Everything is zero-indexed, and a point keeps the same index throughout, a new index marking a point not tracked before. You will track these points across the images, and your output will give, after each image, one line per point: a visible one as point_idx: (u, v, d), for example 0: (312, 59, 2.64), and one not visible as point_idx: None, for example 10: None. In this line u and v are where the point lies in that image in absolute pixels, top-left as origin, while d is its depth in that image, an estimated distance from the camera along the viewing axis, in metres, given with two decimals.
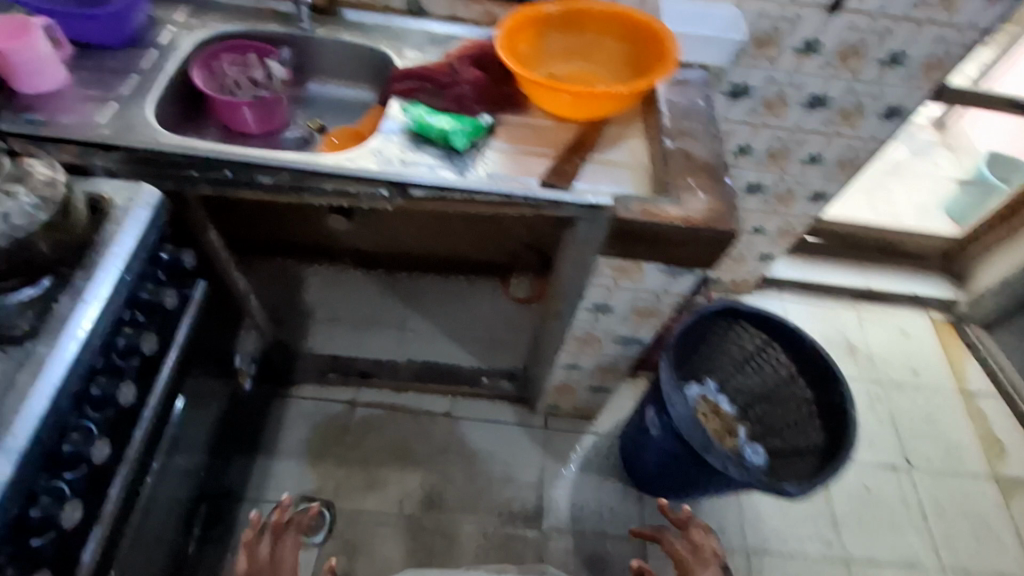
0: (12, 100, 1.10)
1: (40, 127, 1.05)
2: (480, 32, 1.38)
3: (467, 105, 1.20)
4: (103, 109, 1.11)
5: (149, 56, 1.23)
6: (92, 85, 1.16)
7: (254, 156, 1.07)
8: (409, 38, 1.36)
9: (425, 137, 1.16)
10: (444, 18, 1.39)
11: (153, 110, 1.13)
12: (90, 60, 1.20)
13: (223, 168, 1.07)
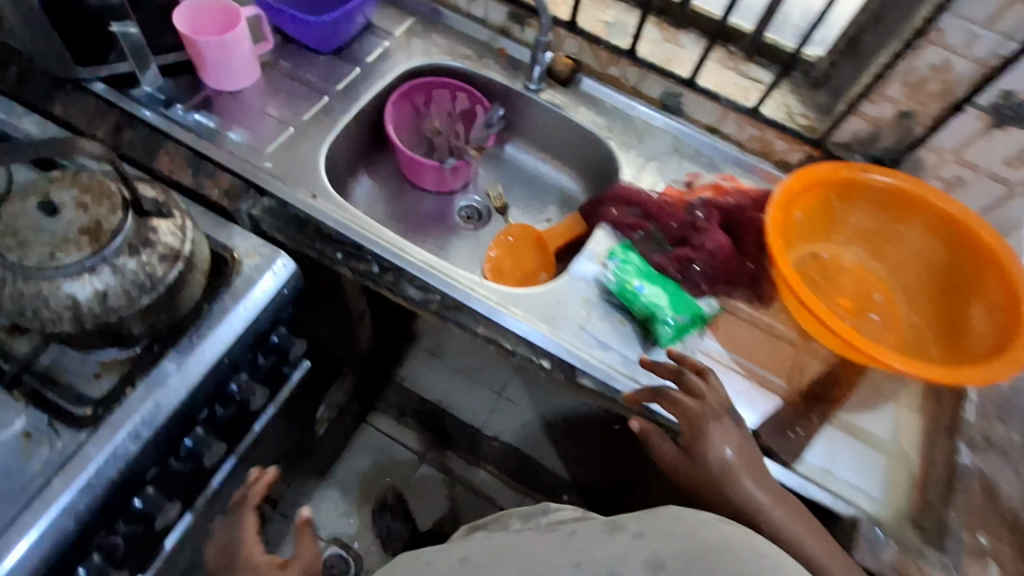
0: (194, 93, 0.97)
1: (208, 144, 0.91)
2: (739, 162, 1.05)
3: (691, 277, 0.88)
4: (280, 138, 0.95)
5: (350, 75, 1.04)
6: (279, 97, 1.00)
7: (417, 266, 0.86)
8: (648, 143, 1.06)
9: (625, 305, 0.86)
10: (701, 128, 1.07)
11: (327, 152, 0.97)
12: (289, 62, 1.03)
13: (374, 263, 0.86)
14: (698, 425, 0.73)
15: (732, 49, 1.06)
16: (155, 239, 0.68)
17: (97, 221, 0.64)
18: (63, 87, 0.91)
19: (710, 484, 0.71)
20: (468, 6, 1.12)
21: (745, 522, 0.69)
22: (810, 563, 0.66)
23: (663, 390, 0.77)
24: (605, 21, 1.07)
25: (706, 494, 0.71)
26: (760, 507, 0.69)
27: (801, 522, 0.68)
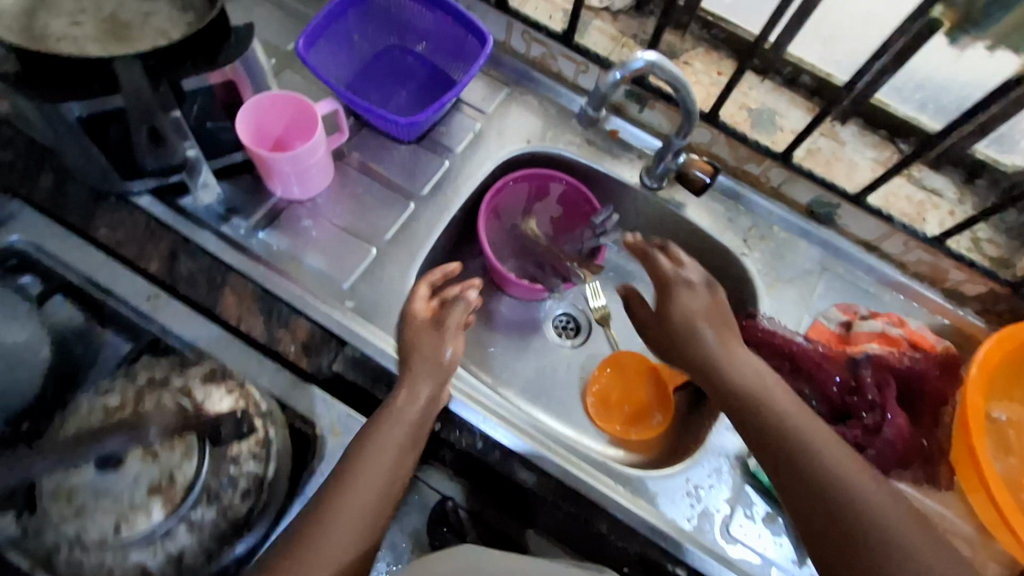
0: (257, 202, 0.81)
1: (278, 278, 0.76)
2: (901, 290, 0.88)
3: None
4: (362, 265, 0.80)
5: (438, 172, 0.87)
6: (356, 203, 0.84)
7: (531, 446, 0.73)
8: (789, 261, 0.88)
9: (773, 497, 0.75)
10: (856, 243, 0.88)
11: (413, 278, 0.81)
12: (365, 154, 0.87)
13: (478, 438, 0.74)
14: (719, 369, 0.71)
15: (905, 147, 0.86)
16: (236, 476, 0.58)
17: (171, 475, 0.56)
18: (106, 201, 0.77)
19: (776, 440, 0.64)
20: (575, 76, 0.92)
21: (808, 476, 0.61)
22: (847, 492, 0.59)
23: (751, 372, 0.70)
24: (749, 108, 0.87)
25: (732, 409, 0.69)
26: (821, 452, 0.62)
27: (854, 476, 0.60)
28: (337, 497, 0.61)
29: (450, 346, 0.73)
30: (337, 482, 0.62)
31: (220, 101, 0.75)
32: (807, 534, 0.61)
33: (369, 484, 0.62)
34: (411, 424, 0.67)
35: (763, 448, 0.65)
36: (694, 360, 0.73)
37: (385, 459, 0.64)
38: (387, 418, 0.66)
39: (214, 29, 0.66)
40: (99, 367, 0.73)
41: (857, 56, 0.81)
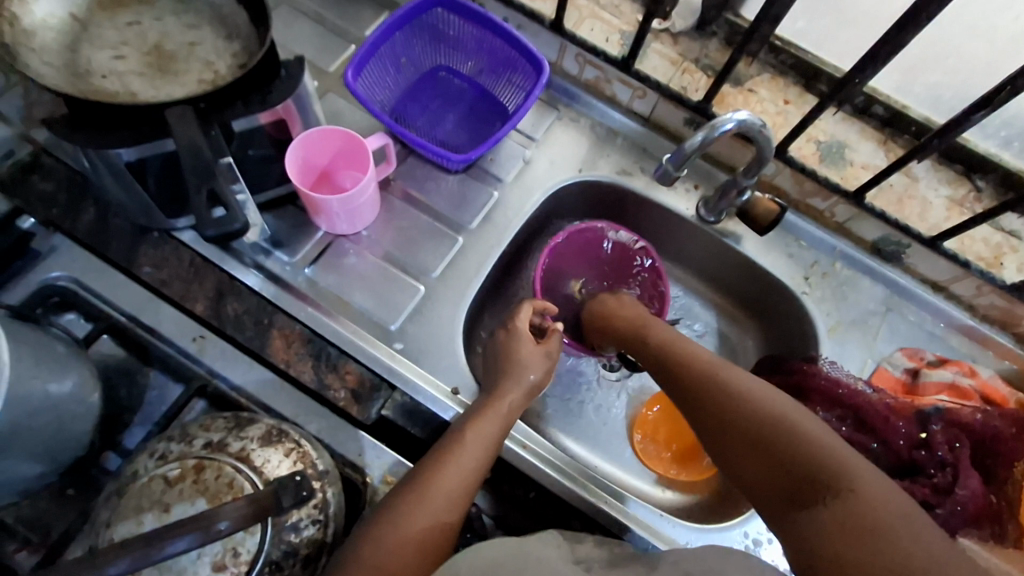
0: (303, 236, 0.79)
1: (326, 320, 0.75)
2: (970, 334, 0.83)
3: None
4: (410, 305, 0.78)
5: (486, 204, 0.84)
6: (403, 236, 0.82)
7: (582, 495, 0.72)
8: (853, 302, 0.84)
9: None
10: (923, 283, 0.84)
11: (463, 316, 0.79)
12: (410, 183, 0.85)
13: (532, 489, 0.76)
14: (716, 379, 0.66)
15: (982, 185, 0.81)
16: (297, 543, 0.56)
17: (234, 546, 0.53)
18: (150, 237, 0.75)
19: (763, 443, 0.60)
20: (630, 101, 0.87)
21: (806, 469, 0.57)
22: (844, 492, 0.53)
23: (732, 376, 0.66)
24: (818, 141, 0.83)
25: (722, 423, 0.64)
26: (821, 451, 0.57)
27: (855, 475, 0.54)
28: (422, 497, 0.59)
29: (536, 370, 0.72)
30: (425, 485, 0.60)
31: (269, 135, 0.70)
32: (805, 536, 0.53)
33: (455, 488, 0.60)
34: (493, 438, 0.64)
35: (757, 452, 0.61)
36: (686, 373, 0.69)
37: (471, 468, 0.61)
38: (474, 430, 0.64)
39: (265, 65, 0.63)
40: (143, 409, 0.72)
41: (939, 90, 0.77)
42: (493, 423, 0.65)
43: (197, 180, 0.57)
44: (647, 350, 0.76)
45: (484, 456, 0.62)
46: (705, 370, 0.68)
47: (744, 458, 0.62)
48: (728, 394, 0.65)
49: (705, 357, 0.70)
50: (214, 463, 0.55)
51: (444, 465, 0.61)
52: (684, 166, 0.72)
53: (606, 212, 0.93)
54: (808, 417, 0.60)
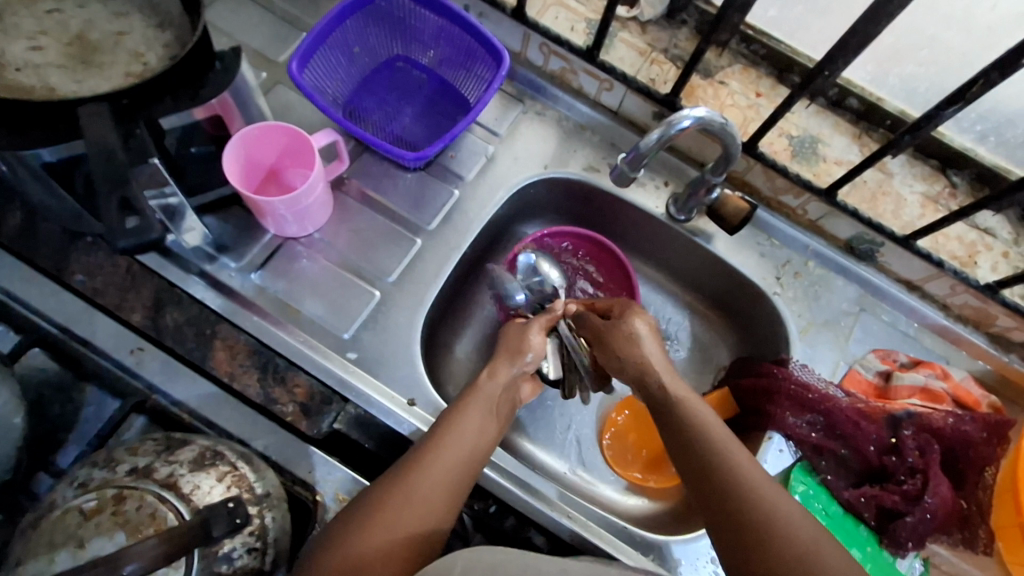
0: (250, 239, 0.75)
1: (275, 330, 0.71)
2: (944, 334, 0.81)
3: (893, 535, 0.68)
4: (365, 311, 0.74)
5: (446, 204, 0.80)
6: (358, 238, 0.78)
7: (540, 509, 0.70)
8: (825, 301, 0.81)
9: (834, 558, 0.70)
10: (896, 281, 0.81)
11: (422, 322, 0.75)
12: (365, 182, 0.81)
13: (492, 502, 0.72)
14: (720, 461, 0.55)
15: (957, 180, 0.79)
16: (228, 575, 0.52)
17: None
18: (82, 242, 0.70)
19: (768, 546, 0.49)
20: (597, 93, 0.83)
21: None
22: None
23: (746, 464, 0.55)
24: (790, 135, 0.80)
25: (722, 517, 0.52)
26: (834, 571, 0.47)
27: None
28: (367, 525, 0.53)
29: (534, 346, 0.69)
30: (374, 510, 0.54)
31: (207, 133, 0.70)
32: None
33: (405, 515, 0.54)
34: (453, 464, 0.58)
35: (761, 564, 0.49)
36: (690, 442, 0.58)
37: (425, 494, 0.55)
38: (431, 456, 0.57)
39: (196, 55, 0.57)
40: (78, 427, 0.68)
41: (914, 82, 0.74)
42: (455, 444, 0.59)
43: (111, 186, 0.53)
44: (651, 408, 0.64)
45: (443, 485, 0.56)
46: (712, 445, 0.56)
47: (741, 563, 0.50)
48: (744, 483, 0.53)
49: (708, 420, 0.59)
50: (136, 492, 0.52)
51: (392, 492, 0.55)
52: (640, 165, 0.68)
53: (574, 209, 0.89)
54: (821, 532, 0.49)
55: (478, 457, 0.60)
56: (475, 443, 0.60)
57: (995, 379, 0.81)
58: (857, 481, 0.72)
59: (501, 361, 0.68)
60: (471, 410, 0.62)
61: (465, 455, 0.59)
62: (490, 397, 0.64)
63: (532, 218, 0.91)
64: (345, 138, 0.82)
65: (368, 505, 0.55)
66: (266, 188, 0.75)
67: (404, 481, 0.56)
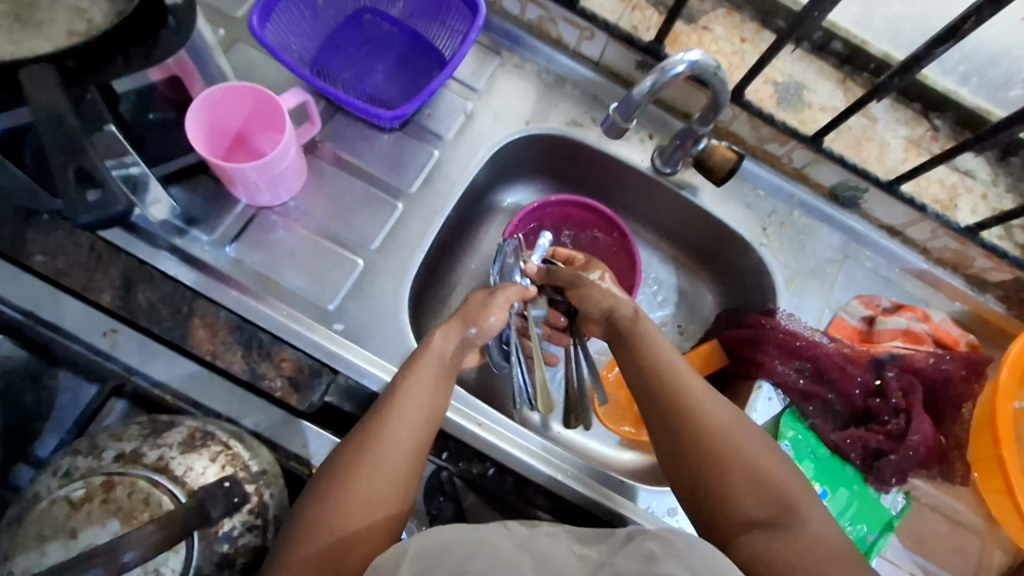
0: (221, 210, 0.71)
1: (255, 304, 0.68)
2: (923, 275, 0.82)
3: (879, 471, 0.71)
4: (349, 282, 0.72)
5: (426, 164, 0.77)
6: (337, 205, 0.74)
7: (544, 470, 0.71)
8: (811, 250, 0.82)
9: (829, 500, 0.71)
10: (878, 227, 0.82)
11: (409, 288, 0.73)
12: (339, 145, 0.77)
13: (490, 464, 0.72)
14: (680, 388, 0.59)
15: (939, 124, 0.79)
16: (230, 554, 0.52)
17: (155, 569, 0.49)
18: (38, 220, 0.65)
19: (721, 455, 0.55)
20: (578, 43, 0.79)
21: (766, 484, 0.54)
22: (799, 522, 0.52)
23: (701, 391, 0.59)
24: (776, 82, 0.78)
25: (676, 436, 0.58)
26: (778, 475, 0.55)
27: (805, 507, 0.53)
28: (341, 500, 0.52)
29: (487, 313, 0.67)
30: (345, 487, 0.52)
31: (166, 96, 0.64)
32: (759, 557, 0.51)
33: (377, 488, 0.53)
34: (409, 445, 0.56)
35: (716, 475, 0.55)
36: (685, 426, 0.58)
37: (390, 466, 0.54)
38: (389, 434, 0.55)
39: (144, 12, 0.53)
40: (54, 415, 0.65)
41: (901, 22, 0.72)
42: (411, 409, 0.57)
43: (64, 157, 0.49)
44: (631, 354, 0.65)
45: (408, 449, 0.55)
46: (706, 417, 0.57)
47: (689, 467, 0.56)
48: (696, 405, 0.58)
49: (668, 350, 0.63)
50: (126, 478, 0.50)
51: (358, 462, 0.53)
52: (633, 115, 0.66)
53: (556, 165, 0.87)
54: (763, 447, 0.56)
55: (434, 423, 0.59)
56: (431, 412, 0.59)
57: (972, 319, 0.83)
58: (844, 424, 0.74)
59: (452, 325, 0.66)
60: (422, 376, 0.60)
61: (425, 420, 0.58)
62: (439, 360, 0.62)
63: (514, 179, 0.88)
64: (314, 98, 0.77)
65: (329, 495, 0.52)
66: (234, 155, 0.71)
67: (368, 454, 0.54)
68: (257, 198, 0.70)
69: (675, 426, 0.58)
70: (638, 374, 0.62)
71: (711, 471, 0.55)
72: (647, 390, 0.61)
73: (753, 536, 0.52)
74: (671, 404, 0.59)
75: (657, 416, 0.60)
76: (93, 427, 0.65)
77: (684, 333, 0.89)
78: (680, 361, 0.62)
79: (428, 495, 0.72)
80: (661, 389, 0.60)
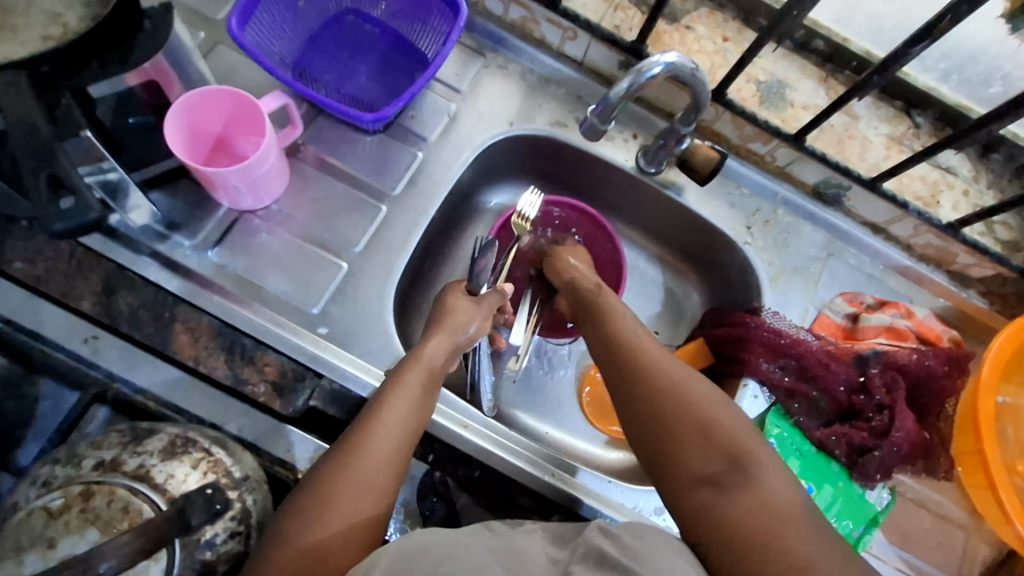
0: (203, 215, 0.70)
1: (238, 309, 0.67)
2: (906, 271, 0.83)
3: (863, 468, 0.71)
4: (332, 286, 0.71)
5: (410, 166, 0.77)
6: (320, 208, 0.74)
7: (531, 472, 0.70)
8: (795, 248, 0.82)
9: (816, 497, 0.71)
10: (862, 224, 0.82)
11: (393, 290, 0.73)
12: (322, 147, 0.76)
13: (476, 467, 0.73)
14: (636, 359, 0.60)
15: (920, 121, 0.79)
16: (212, 561, 0.52)
17: None
18: (16, 227, 0.64)
19: (675, 423, 0.55)
20: (561, 43, 0.79)
21: (711, 438, 0.54)
22: (748, 479, 0.51)
23: (655, 357, 0.60)
24: (758, 80, 0.79)
25: (632, 402, 0.59)
26: (726, 430, 0.54)
27: (756, 464, 0.52)
28: (321, 511, 0.51)
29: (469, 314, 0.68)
30: (325, 496, 0.52)
31: (144, 102, 0.64)
32: (709, 519, 0.50)
33: (359, 497, 0.53)
34: (390, 453, 0.55)
35: (668, 438, 0.55)
36: (637, 391, 0.58)
37: (373, 475, 0.54)
38: (372, 440, 0.55)
39: (117, 18, 0.52)
40: (36, 423, 0.66)
41: (880, 20, 0.73)
42: (397, 416, 0.57)
43: (37, 164, 0.49)
44: (592, 337, 0.66)
45: (390, 455, 0.55)
46: (660, 380, 0.58)
47: (646, 441, 0.57)
48: (651, 369, 0.59)
49: (629, 330, 0.64)
50: (104, 487, 0.49)
51: (343, 469, 0.53)
52: (611, 117, 0.67)
53: (541, 166, 0.87)
54: (717, 408, 0.56)
55: (417, 430, 0.59)
56: (414, 418, 0.59)
57: (955, 315, 0.83)
58: (828, 421, 0.75)
59: (433, 325, 0.66)
60: (409, 383, 0.60)
61: (408, 425, 0.58)
62: (427, 369, 0.62)
63: (499, 181, 0.88)
64: (297, 102, 0.77)
65: (311, 503, 0.52)
66: (216, 159, 0.71)
67: (351, 460, 0.54)
68: (237, 202, 0.70)
69: (630, 394, 0.59)
70: (598, 345, 0.65)
71: (665, 435, 0.55)
72: (608, 363, 0.62)
73: (703, 497, 0.52)
74: (628, 371, 0.60)
75: (617, 386, 0.61)
76: (75, 435, 0.65)
77: (671, 331, 0.89)
78: (639, 338, 0.63)
79: (420, 495, 0.71)
80: (615, 357, 0.62)
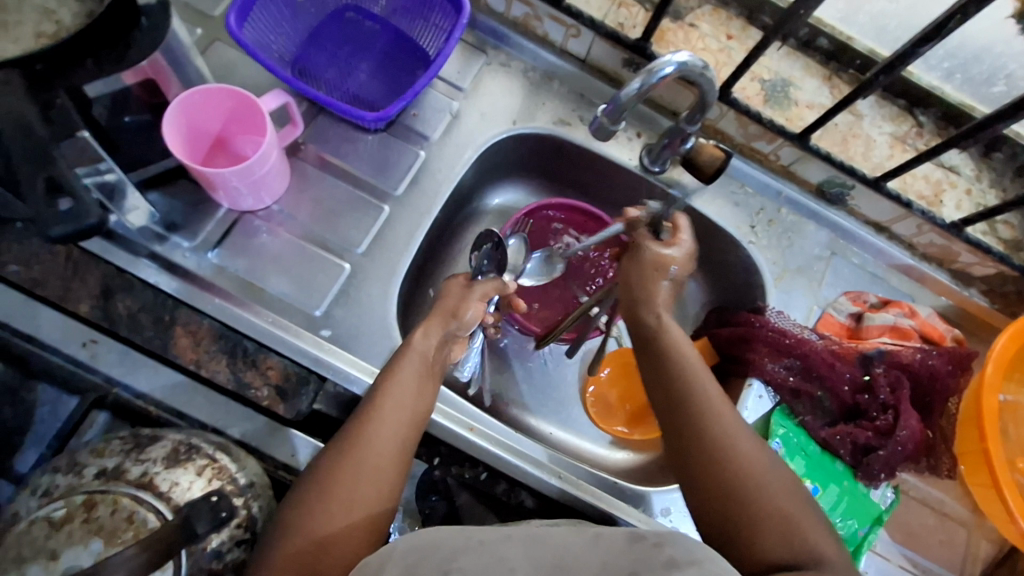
0: (201, 215, 0.69)
1: (240, 311, 0.66)
2: (909, 270, 0.83)
3: (867, 467, 0.71)
4: (335, 287, 0.70)
5: (413, 165, 0.76)
6: (321, 208, 0.73)
7: (536, 476, 0.69)
8: (798, 247, 0.82)
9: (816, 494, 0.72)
10: (865, 223, 0.82)
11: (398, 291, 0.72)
12: (323, 147, 0.75)
13: (482, 469, 0.73)
14: (706, 423, 0.54)
15: (923, 120, 0.79)
16: (218, 569, 0.51)
17: None
18: (12, 229, 0.62)
19: (746, 504, 0.50)
20: (564, 40, 0.78)
21: (787, 524, 0.49)
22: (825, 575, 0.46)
23: (729, 422, 0.54)
24: (763, 79, 0.78)
25: (700, 471, 0.53)
26: (793, 510, 0.50)
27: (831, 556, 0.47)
28: (321, 499, 0.51)
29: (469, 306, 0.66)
30: (325, 486, 0.52)
31: (141, 100, 0.65)
32: None
33: (360, 487, 0.52)
34: (390, 445, 0.55)
35: (738, 513, 0.50)
36: (708, 460, 0.53)
37: (370, 464, 0.53)
38: (371, 432, 0.54)
39: (116, 13, 0.51)
40: (34, 428, 0.63)
41: (885, 19, 0.73)
42: (393, 411, 0.56)
43: (32, 167, 0.47)
44: (651, 380, 0.60)
45: (390, 448, 0.54)
46: (731, 449, 0.52)
47: (713, 518, 0.51)
48: (723, 436, 0.53)
49: (698, 373, 0.57)
50: (108, 496, 0.49)
51: (341, 465, 0.53)
52: (621, 118, 0.66)
53: (544, 164, 0.86)
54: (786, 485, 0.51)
55: (417, 420, 0.58)
56: (413, 406, 0.58)
57: (957, 314, 0.83)
58: (833, 420, 0.75)
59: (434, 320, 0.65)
60: (405, 371, 0.59)
61: (405, 415, 0.57)
62: (422, 357, 0.61)
63: (501, 180, 0.88)
64: (297, 99, 0.76)
65: (310, 491, 0.52)
66: (214, 159, 0.69)
67: (350, 450, 0.53)
68: (236, 203, 0.69)
69: (698, 463, 0.53)
70: (661, 392, 0.58)
71: (735, 514, 0.50)
72: (671, 418, 0.56)
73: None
74: (695, 432, 0.54)
75: (682, 447, 0.55)
76: (74, 441, 0.63)
77: None
78: (707, 392, 0.56)
79: (420, 495, 0.73)
80: (681, 410, 0.56)
